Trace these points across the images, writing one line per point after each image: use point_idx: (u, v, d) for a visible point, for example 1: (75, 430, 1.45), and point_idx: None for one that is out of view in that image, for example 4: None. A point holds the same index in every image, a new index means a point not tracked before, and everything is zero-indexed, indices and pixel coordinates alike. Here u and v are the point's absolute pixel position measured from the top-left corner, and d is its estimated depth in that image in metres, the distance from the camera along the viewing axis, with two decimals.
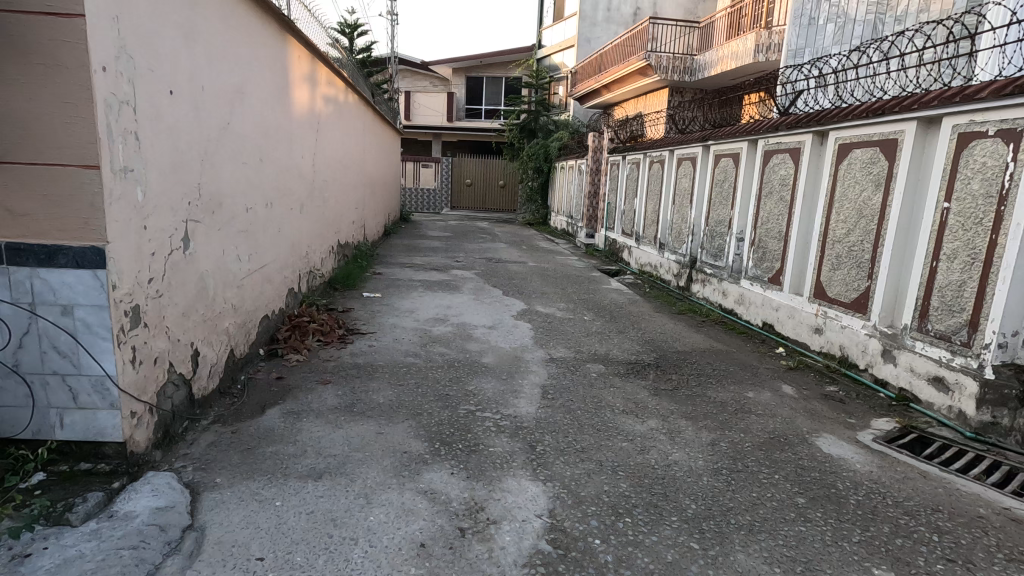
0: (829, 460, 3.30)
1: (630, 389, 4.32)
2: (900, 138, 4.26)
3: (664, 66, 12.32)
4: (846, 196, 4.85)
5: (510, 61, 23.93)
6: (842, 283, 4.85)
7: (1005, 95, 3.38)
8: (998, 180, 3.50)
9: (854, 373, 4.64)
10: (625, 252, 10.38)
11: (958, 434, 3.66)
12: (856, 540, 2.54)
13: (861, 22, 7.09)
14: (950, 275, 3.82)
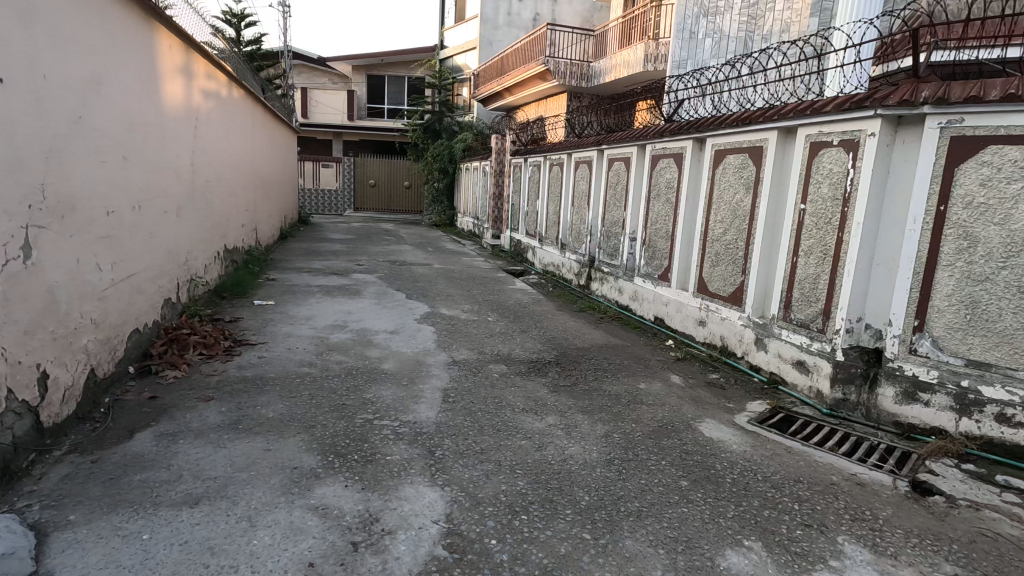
0: (709, 443, 3.57)
1: (531, 387, 4.41)
2: (765, 146, 4.71)
3: (562, 71, 12.71)
4: (722, 198, 5.26)
5: (412, 61, 23.52)
6: (721, 278, 5.26)
7: (845, 110, 3.84)
8: (842, 185, 3.96)
9: (733, 360, 5.05)
10: (529, 253, 10.60)
11: (816, 411, 4.10)
12: (730, 515, 2.76)
13: (734, 38, 7.77)
14: (808, 269, 4.27)
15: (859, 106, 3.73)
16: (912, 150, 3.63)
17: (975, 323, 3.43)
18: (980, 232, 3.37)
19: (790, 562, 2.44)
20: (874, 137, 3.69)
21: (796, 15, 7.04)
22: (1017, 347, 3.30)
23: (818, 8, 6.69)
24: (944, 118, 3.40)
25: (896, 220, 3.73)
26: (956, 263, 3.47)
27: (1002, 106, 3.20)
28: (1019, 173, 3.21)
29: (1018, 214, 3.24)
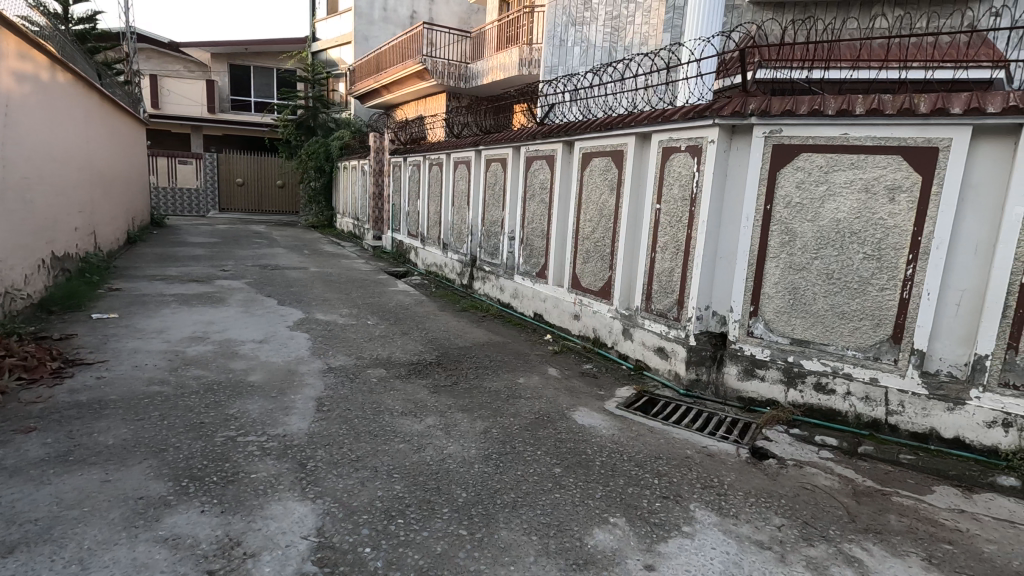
0: (581, 430, 3.78)
1: (411, 389, 4.35)
2: (625, 150, 5.07)
3: (440, 71, 12.67)
4: (590, 198, 5.58)
5: (281, 52, 22.12)
6: (592, 274, 5.57)
7: (690, 119, 4.24)
8: (689, 186, 4.38)
9: (604, 350, 5.39)
10: (412, 253, 10.46)
11: (675, 392, 4.51)
12: (598, 496, 2.95)
13: (599, 47, 8.28)
14: (664, 263, 4.66)
15: (700, 116, 4.14)
16: (744, 156, 4.10)
17: (797, 307, 3.96)
18: (797, 228, 3.90)
19: (650, 533, 2.66)
20: (713, 144, 4.12)
21: (652, 30, 7.72)
22: (828, 325, 3.87)
23: (671, 24, 7.40)
24: (768, 129, 3.89)
25: (733, 218, 4.21)
26: (780, 255, 3.99)
27: (810, 120, 3.72)
28: (824, 177, 3.76)
29: (825, 212, 3.79)
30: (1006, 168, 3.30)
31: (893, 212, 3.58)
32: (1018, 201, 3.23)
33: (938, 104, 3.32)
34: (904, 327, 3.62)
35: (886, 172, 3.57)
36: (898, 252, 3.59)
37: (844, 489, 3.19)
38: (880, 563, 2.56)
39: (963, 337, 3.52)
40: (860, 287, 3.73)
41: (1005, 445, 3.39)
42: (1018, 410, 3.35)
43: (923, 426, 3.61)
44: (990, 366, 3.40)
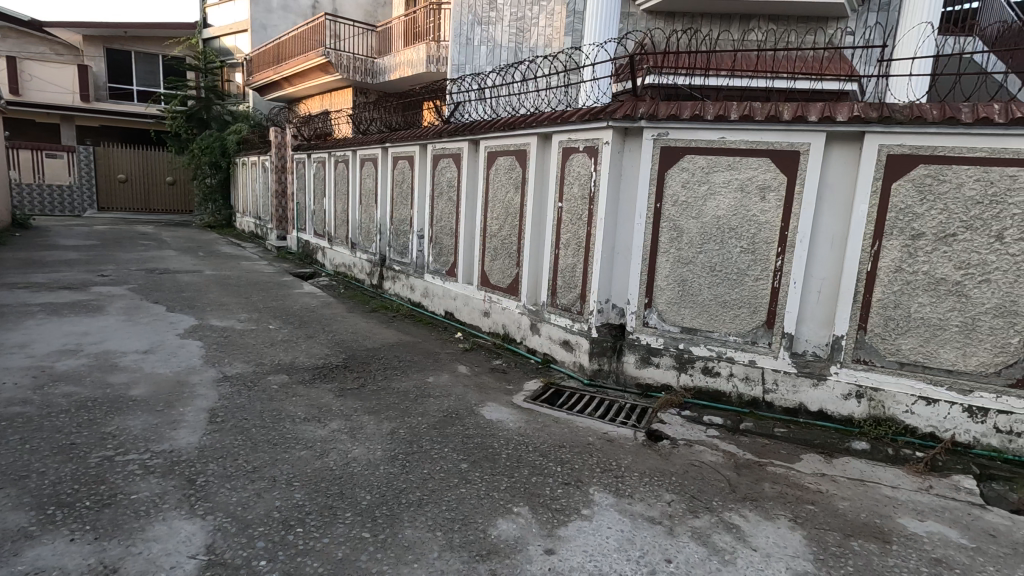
0: (488, 425, 3.84)
1: (314, 394, 4.21)
2: (528, 149, 5.20)
3: (345, 64, 12.25)
4: (496, 197, 5.66)
5: (168, 37, 20.39)
6: (500, 271, 5.66)
7: (587, 121, 4.43)
8: (588, 185, 4.57)
9: (513, 346, 5.50)
10: (318, 253, 10.08)
11: (579, 382, 4.70)
12: (503, 488, 3.03)
13: (505, 47, 8.41)
14: (567, 259, 4.84)
15: (595, 118, 4.33)
16: (636, 157, 4.35)
17: (686, 298, 4.27)
18: (684, 225, 4.21)
19: (551, 518, 2.77)
20: (608, 145, 4.32)
21: (555, 32, 8.04)
22: (713, 314, 4.20)
23: (571, 28, 7.84)
24: (656, 131, 4.15)
25: (628, 215, 4.45)
26: (670, 249, 4.28)
27: (692, 124, 4.01)
28: (705, 177, 4.08)
29: (707, 210, 4.12)
30: (854, 170, 3.74)
31: (764, 210, 3.95)
32: (863, 199, 3.68)
33: (798, 112, 3.70)
34: (776, 313, 4.01)
35: (758, 173, 3.93)
36: (769, 245, 3.97)
37: (727, 463, 3.49)
38: (754, 527, 2.84)
39: (824, 320, 3.96)
40: (739, 278, 4.09)
41: (859, 414, 3.86)
42: (868, 382, 3.81)
43: (793, 402, 4.03)
44: (845, 345, 3.85)
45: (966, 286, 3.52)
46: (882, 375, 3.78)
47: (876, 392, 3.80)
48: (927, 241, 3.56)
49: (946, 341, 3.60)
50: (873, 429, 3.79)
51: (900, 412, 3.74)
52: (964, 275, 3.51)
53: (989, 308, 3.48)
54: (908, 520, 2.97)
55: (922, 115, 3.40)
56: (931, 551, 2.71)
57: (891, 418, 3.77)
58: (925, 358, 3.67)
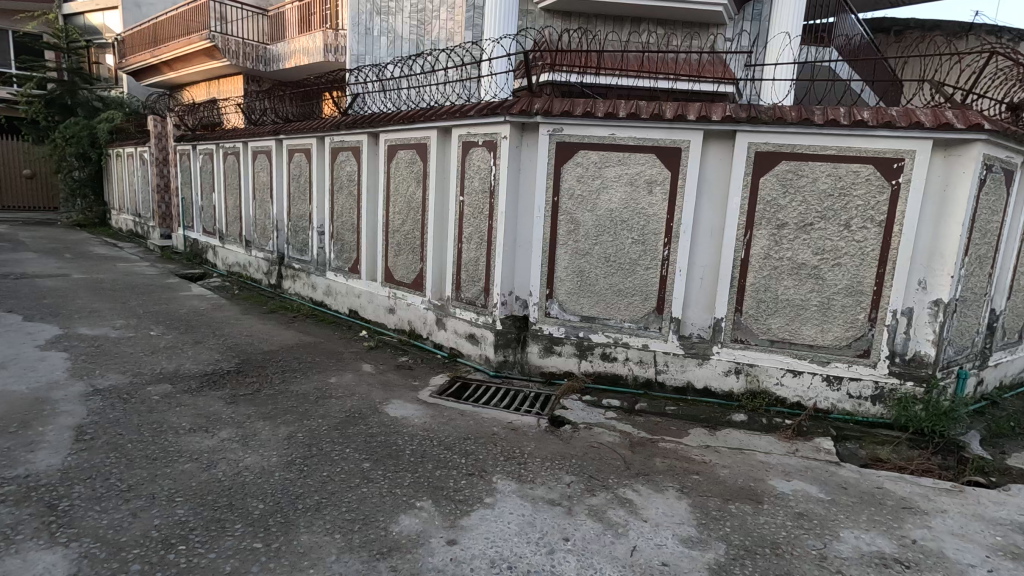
0: (393, 422, 3.79)
1: (202, 403, 3.93)
2: (428, 143, 5.15)
3: (233, 50, 11.43)
4: (397, 191, 5.57)
5: (18, 11, 17.94)
6: (404, 267, 5.59)
7: (484, 115, 4.46)
8: (487, 179, 4.62)
9: (420, 342, 5.46)
10: (209, 253, 9.39)
11: (485, 374, 4.76)
12: (406, 484, 3.01)
13: (407, 39, 8.25)
14: (470, 253, 4.87)
15: (493, 113, 4.37)
16: (533, 152, 4.46)
17: (584, 288, 4.46)
18: (580, 217, 4.39)
19: (454, 510, 2.79)
20: (506, 140, 4.39)
21: (457, 26, 7.96)
22: (609, 302, 4.42)
23: (471, 23, 7.77)
24: (552, 127, 4.28)
25: (528, 209, 4.56)
26: (568, 241, 4.44)
27: (584, 121, 4.18)
28: (598, 172, 4.27)
29: (600, 203, 4.32)
30: (728, 166, 4.08)
31: (651, 203, 4.21)
32: (736, 192, 4.02)
33: (678, 111, 3.96)
34: (664, 299, 4.30)
35: (645, 168, 4.17)
36: (657, 236, 4.24)
37: (623, 443, 3.70)
38: (646, 500, 3.03)
39: (706, 305, 4.29)
40: (631, 268, 4.33)
41: (737, 389, 4.23)
42: (745, 359, 4.19)
43: (682, 381, 4.34)
44: (725, 326, 4.20)
45: (822, 269, 3.96)
46: (756, 352, 4.17)
47: (752, 368, 4.18)
48: (790, 230, 3.97)
49: (808, 320, 4.03)
50: (750, 402, 4.17)
51: (772, 384, 4.15)
52: (820, 259, 3.94)
53: (840, 289, 3.94)
54: (778, 481, 3.30)
55: (782, 116, 3.76)
56: (796, 506, 3.05)
57: (765, 390, 4.17)
58: (791, 335, 4.09)
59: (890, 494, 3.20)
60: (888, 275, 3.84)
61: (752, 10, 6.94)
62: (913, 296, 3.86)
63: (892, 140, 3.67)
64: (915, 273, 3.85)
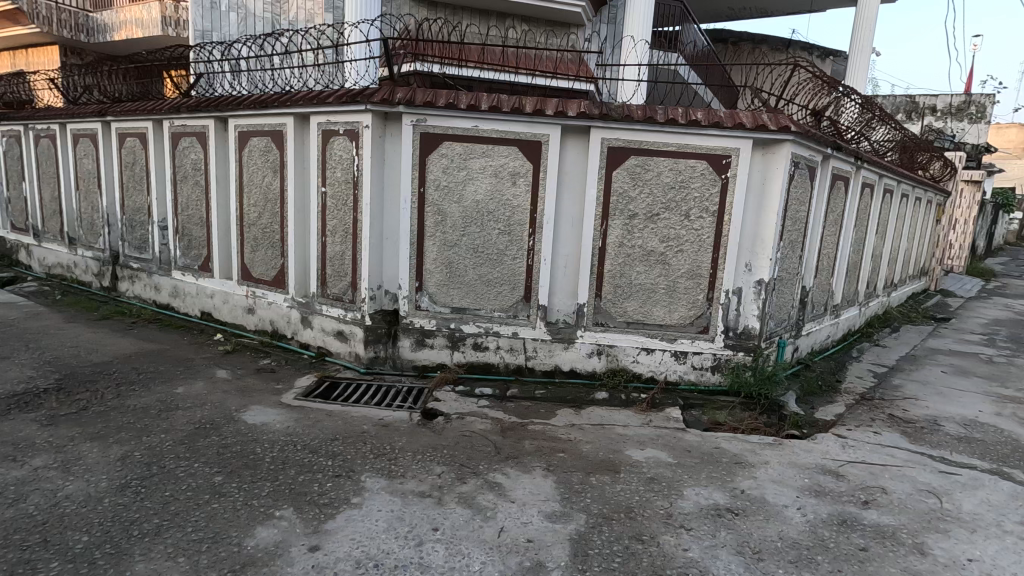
0: (251, 430, 3.53)
1: (8, 428, 3.35)
2: (284, 130, 4.82)
3: (43, 15, 9.75)
4: (252, 182, 5.16)
5: None
6: (262, 263, 5.20)
7: (343, 102, 4.26)
8: (350, 170, 4.44)
9: (284, 342, 5.14)
10: (21, 253, 8.00)
11: (356, 371, 4.61)
12: (264, 494, 2.82)
13: (260, 17, 7.63)
14: (334, 247, 4.66)
15: (353, 100, 4.20)
16: (397, 142, 4.36)
17: (453, 279, 4.48)
18: (447, 209, 4.39)
19: (317, 515, 2.67)
20: (368, 129, 4.25)
21: (317, 7, 7.50)
22: (478, 293, 4.48)
23: (331, 5, 7.32)
24: (415, 117, 4.21)
25: (394, 201, 4.46)
26: (436, 233, 4.43)
27: (447, 112, 4.17)
28: (463, 163, 4.30)
29: (467, 194, 4.35)
30: (585, 160, 4.31)
31: (515, 194, 4.33)
32: (592, 185, 4.27)
33: (537, 106, 4.10)
34: (531, 288, 4.46)
35: (508, 161, 4.27)
36: (522, 227, 4.38)
37: (494, 429, 3.79)
38: (514, 482, 3.14)
39: (570, 292, 4.52)
40: (499, 258, 4.43)
41: (600, 369, 4.52)
42: (605, 341, 4.48)
43: (550, 365, 4.54)
44: (587, 312, 4.47)
45: (668, 255, 4.35)
46: (615, 333, 4.49)
47: (612, 349, 4.49)
48: (640, 220, 4.31)
49: (657, 302, 4.42)
50: (611, 380, 4.48)
51: (629, 363, 4.50)
52: (666, 246, 4.34)
53: (684, 273, 4.36)
54: (633, 451, 3.59)
55: (630, 114, 4.05)
56: (648, 471, 3.34)
57: (623, 368, 4.51)
58: (644, 317, 4.45)
59: (725, 452, 3.63)
60: (721, 259, 4.32)
61: (608, 14, 7.38)
62: (741, 277, 4.39)
63: (721, 139, 4.13)
64: (743, 257, 4.37)
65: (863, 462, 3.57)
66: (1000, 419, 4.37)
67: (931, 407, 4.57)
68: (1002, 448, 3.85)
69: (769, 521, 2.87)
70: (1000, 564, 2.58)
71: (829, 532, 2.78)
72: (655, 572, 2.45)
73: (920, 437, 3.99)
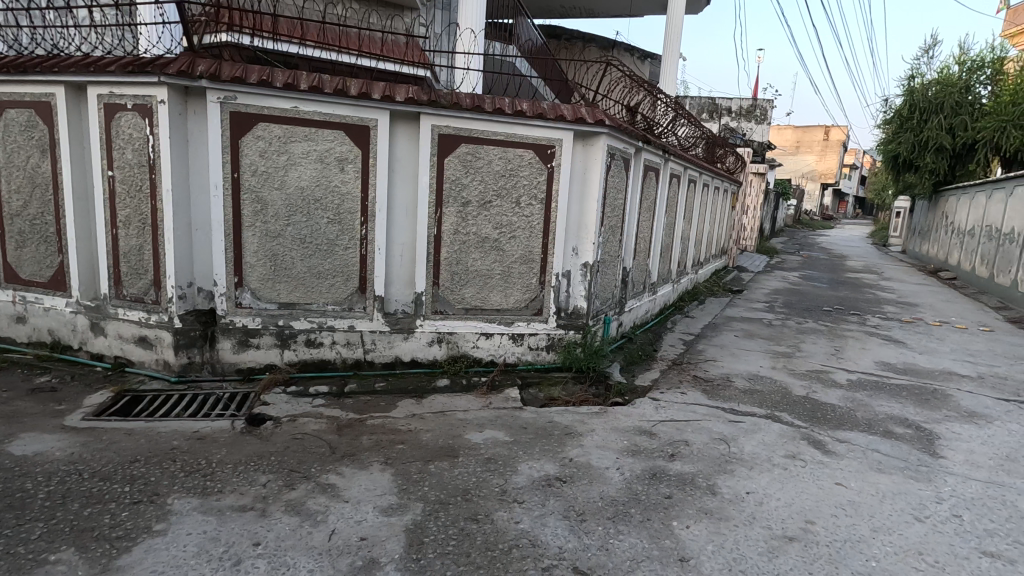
0: (19, 463, 2.94)
1: None
2: (53, 101, 4.01)
3: None
4: (13, 163, 4.25)
5: None
6: (34, 262, 4.33)
7: (129, 72, 3.67)
8: (144, 151, 3.86)
9: (69, 354, 4.35)
10: None
11: (166, 382, 4.07)
12: (34, 537, 2.37)
13: None
14: (130, 241, 4.04)
15: (142, 71, 3.64)
16: (202, 121, 3.89)
17: (278, 273, 4.15)
18: (267, 196, 4.04)
19: (107, 552, 2.32)
20: (164, 105, 3.72)
21: None
22: (308, 286, 4.21)
23: None
24: (221, 94, 3.78)
25: (203, 187, 3.99)
26: (256, 223, 4.06)
27: (261, 90, 3.81)
28: (283, 147, 3.98)
29: (289, 180, 4.04)
30: (416, 147, 4.24)
31: (344, 180, 4.12)
32: (425, 172, 4.22)
33: (363, 89, 3.92)
34: (366, 278, 4.30)
35: (334, 145, 4.04)
36: (353, 215, 4.19)
37: (329, 428, 3.60)
38: (349, 480, 3.02)
39: (407, 281, 4.45)
40: (329, 249, 4.20)
41: (441, 356, 4.53)
42: (445, 329, 4.50)
43: (390, 356, 4.44)
44: (425, 300, 4.43)
45: (501, 241, 4.48)
46: (454, 320, 4.52)
47: (451, 336, 4.52)
48: (473, 208, 4.38)
49: (494, 287, 4.54)
50: (452, 366, 4.52)
51: (470, 348, 4.57)
52: (499, 233, 4.46)
53: (517, 258, 4.53)
54: (473, 434, 3.67)
55: (458, 102, 4.06)
56: (485, 452, 3.43)
57: (464, 354, 4.57)
58: (482, 302, 4.55)
59: (558, 425, 3.87)
60: (550, 244, 4.57)
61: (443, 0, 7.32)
62: (569, 260, 4.69)
63: (545, 129, 4.34)
64: (570, 241, 4.67)
65: (672, 419, 4.05)
66: (775, 371, 5.25)
67: (726, 366, 5.34)
68: (775, 395, 4.64)
69: (593, 484, 3.12)
70: (770, 492, 3.10)
71: (641, 487, 3.11)
72: (488, 548, 2.53)
73: (716, 393, 4.64)
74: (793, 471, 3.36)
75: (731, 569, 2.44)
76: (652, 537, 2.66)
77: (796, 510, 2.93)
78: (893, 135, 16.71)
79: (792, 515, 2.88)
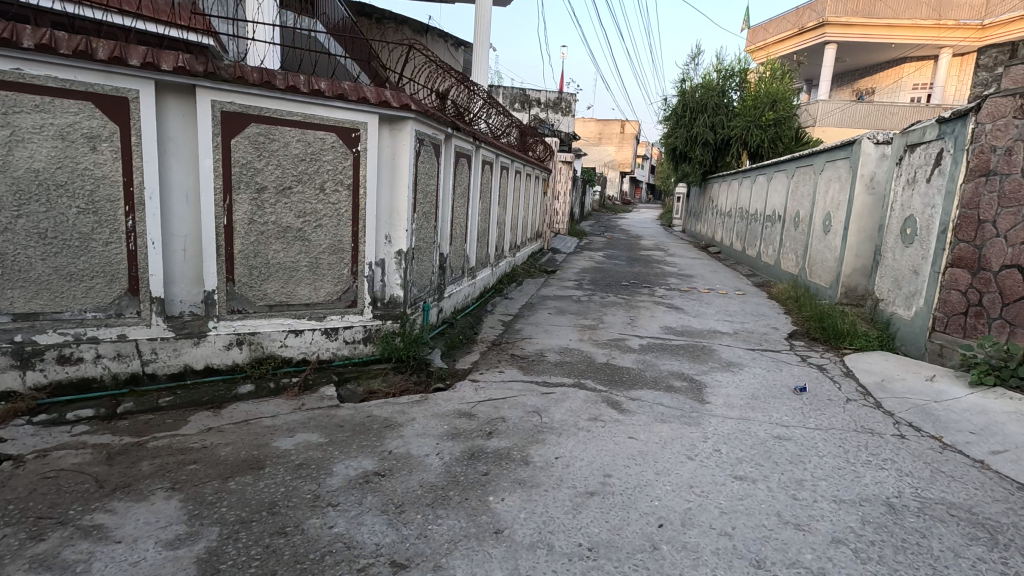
0: None
1: None
2: None
3: None
4: None
5: None
6: None
7: None
8: None
9: None
10: None
11: None
12: None
13: None
14: None
15: None
16: None
17: (8, 277, 3.35)
18: None
19: None
20: None
21: None
22: (57, 291, 3.47)
23: None
24: None
25: None
26: None
27: None
28: (3, 119, 3.18)
29: (15, 160, 3.25)
30: (192, 125, 3.70)
31: (97, 162, 3.43)
32: (206, 153, 3.71)
33: (115, 53, 3.28)
34: (139, 278, 3.66)
35: (79, 119, 3.34)
36: (113, 204, 3.51)
37: (95, 459, 3.03)
38: (122, 517, 2.56)
39: (192, 278, 3.91)
40: (83, 244, 3.48)
41: (242, 360, 4.09)
42: (245, 329, 4.07)
43: (177, 365, 3.88)
44: (217, 299, 3.94)
45: (306, 231, 4.16)
46: (256, 319, 4.11)
47: (254, 337, 4.10)
48: (270, 195, 3.99)
49: (301, 280, 4.21)
50: (256, 369, 4.10)
51: (277, 348, 4.20)
52: (303, 222, 4.13)
53: (325, 249, 4.26)
54: (281, 440, 3.38)
55: (243, 76, 3.64)
56: (295, 459, 3.19)
57: (270, 355, 4.18)
58: (288, 297, 4.19)
59: (376, 419, 3.76)
60: (361, 232, 4.37)
61: None
62: (382, 249, 4.55)
63: (347, 111, 4.11)
64: (382, 228, 4.53)
65: (490, 398, 4.21)
66: (581, 343, 5.77)
67: (540, 343, 5.71)
68: (581, 365, 5.10)
69: (412, 473, 3.10)
70: (575, 454, 3.40)
71: (460, 468, 3.17)
72: (298, 561, 2.35)
73: (531, 369, 4.94)
74: (594, 432, 3.72)
75: (540, 531, 2.62)
76: (469, 515, 2.73)
77: (596, 467, 3.24)
78: (670, 131, 19.34)
79: (593, 471, 3.20)
